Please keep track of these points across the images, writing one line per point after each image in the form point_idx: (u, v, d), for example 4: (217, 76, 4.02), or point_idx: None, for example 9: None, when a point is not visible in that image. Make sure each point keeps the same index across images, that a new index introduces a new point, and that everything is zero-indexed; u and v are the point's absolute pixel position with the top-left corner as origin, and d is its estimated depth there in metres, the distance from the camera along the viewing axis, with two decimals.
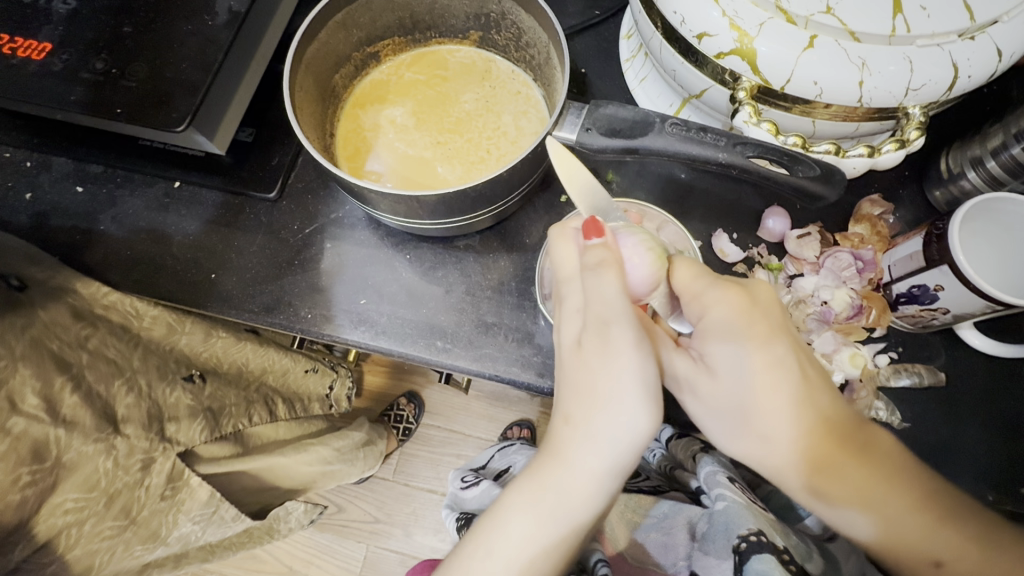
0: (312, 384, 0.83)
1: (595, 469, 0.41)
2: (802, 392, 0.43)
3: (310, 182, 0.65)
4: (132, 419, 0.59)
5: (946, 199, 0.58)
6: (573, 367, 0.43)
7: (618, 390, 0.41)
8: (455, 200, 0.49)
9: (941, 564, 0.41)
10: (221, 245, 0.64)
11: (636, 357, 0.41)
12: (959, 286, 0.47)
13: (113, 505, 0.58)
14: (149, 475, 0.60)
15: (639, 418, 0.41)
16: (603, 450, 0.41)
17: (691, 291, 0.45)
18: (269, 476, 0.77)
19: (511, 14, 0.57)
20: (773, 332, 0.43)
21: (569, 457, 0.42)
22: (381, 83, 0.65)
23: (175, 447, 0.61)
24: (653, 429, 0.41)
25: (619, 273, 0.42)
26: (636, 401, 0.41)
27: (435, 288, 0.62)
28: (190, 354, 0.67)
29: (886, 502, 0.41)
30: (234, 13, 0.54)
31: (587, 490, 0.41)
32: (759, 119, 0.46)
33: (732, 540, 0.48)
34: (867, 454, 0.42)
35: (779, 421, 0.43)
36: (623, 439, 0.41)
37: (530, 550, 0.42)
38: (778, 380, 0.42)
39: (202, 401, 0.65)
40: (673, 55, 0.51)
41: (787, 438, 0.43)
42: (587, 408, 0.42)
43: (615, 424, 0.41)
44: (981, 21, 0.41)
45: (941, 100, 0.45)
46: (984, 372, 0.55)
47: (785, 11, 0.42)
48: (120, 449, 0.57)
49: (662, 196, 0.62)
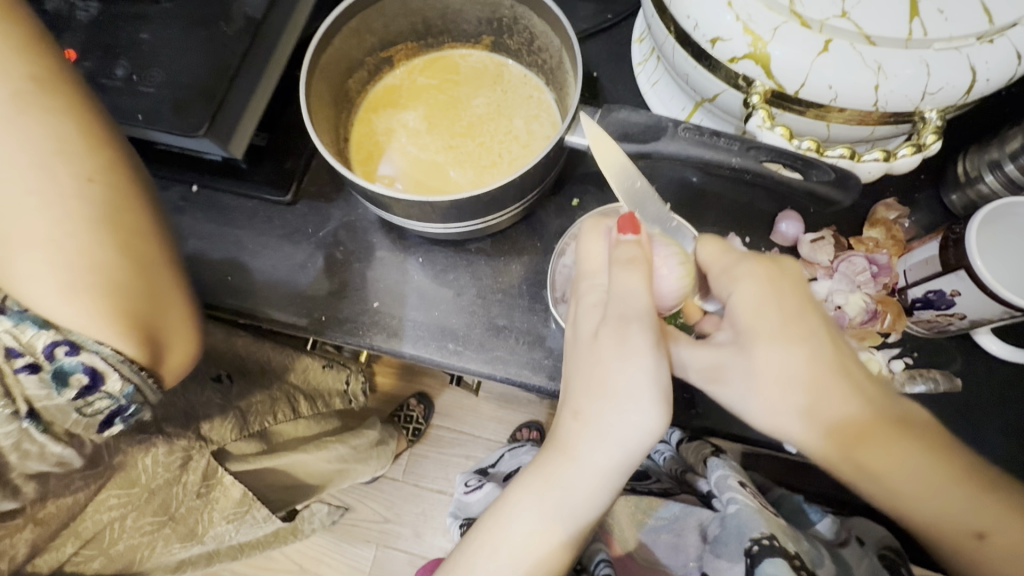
0: (330, 379, 0.82)
1: (601, 466, 0.42)
2: (838, 362, 0.42)
3: (324, 186, 0.66)
4: (173, 418, 0.59)
5: (963, 202, 0.57)
6: (585, 363, 0.44)
7: (631, 387, 0.41)
8: (467, 205, 0.49)
9: (984, 536, 0.40)
10: (237, 248, 0.65)
11: (652, 357, 0.41)
12: (976, 291, 0.47)
13: (153, 500, 0.63)
14: (185, 471, 0.63)
15: (648, 418, 0.41)
16: (611, 448, 0.42)
17: (722, 265, 0.46)
18: (293, 474, 0.80)
19: (523, 19, 0.57)
20: (808, 304, 0.43)
21: (577, 453, 0.43)
22: (394, 88, 0.65)
23: (209, 445, 0.64)
24: (660, 429, 0.42)
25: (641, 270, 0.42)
26: (648, 401, 0.41)
27: (446, 291, 0.62)
28: (217, 353, 0.66)
29: (928, 478, 0.41)
30: (250, 21, 0.56)
31: (592, 486, 0.42)
32: (773, 123, 0.45)
33: (745, 543, 0.48)
34: (906, 427, 0.42)
35: (825, 392, 0.42)
36: (630, 438, 0.41)
37: (537, 543, 0.43)
38: (815, 352, 0.42)
39: (230, 401, 0.66)
40: (686, 59, 0.51)
41: (838, 411, 0.42)
42: (596, 404, 0.42)
43: (624, 422, 0.41)
44: (999, 24, 0.40)
45: (959, 104, 0.45)
46: (1002, 379, 0.54)
47: (799, 15, 0.42)
48: (162, 448, 0.59)
49: (674, 199, 0.62)
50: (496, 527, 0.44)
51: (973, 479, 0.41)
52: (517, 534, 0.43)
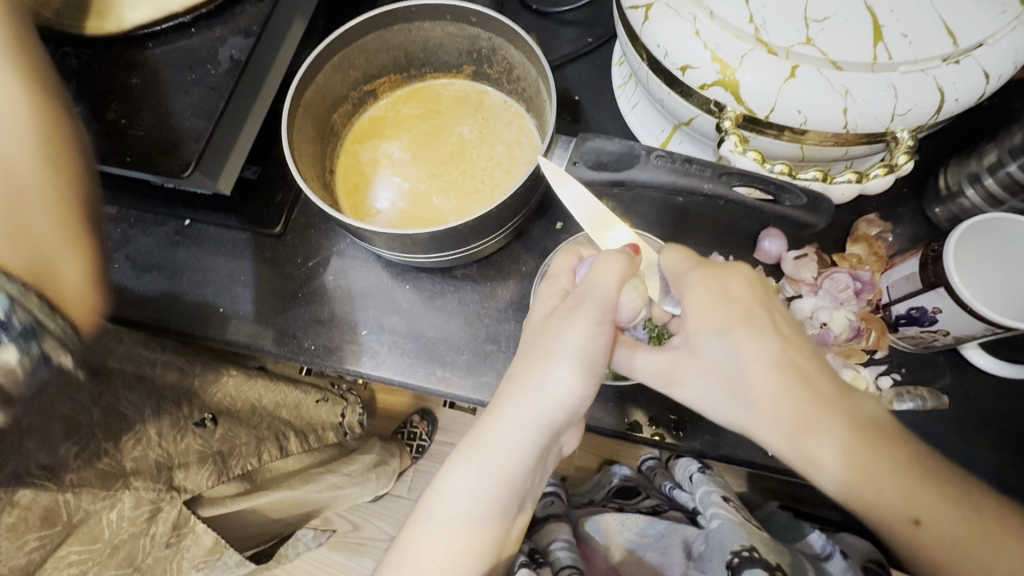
0: (324, 413, 0.84)
1: (527, 421, 0.44)
2: (787, 364, 0.43)
3: (313, 216, 0.67)
4: (141, 472, 0.60)
5: (946, 216, 0.57)
6: (534, 334, 0.46)
7: (563, 349, 0.43)
8: (447, 236, 0.50)
9: (921, 522, 0.41)
10: (229, 280, 0.66)
11: (588, 328, 0.43)
12: (958, 309, 0.47)
13: (117, 555, 0.58)
14: (154, 524, 0.60)
15: (570, 377, 0.43)
16: (537, 402, 0.43)
17: (676, 270, 0.46)
18: (274, 509, 0.77)
19: (500, 50, 0.58)
20: (752, 302, 0.44)
21: (502, 411, 0.44)
22: (378, 119, 0.67)
23: (183, 494, 0.62)
24: (581, 389, 0.43)
25: (624, 263, 0.42)
26: (574, 361, 0.43)
27: (435, 316, 0.63)
28: (205, 397, 0.68)
29: (882, 475, 0.41)
30: (235, 61, 0.57)
31: (519, 440, 0.44)
32: (745, 148, 0.45)
33: (726, 556, 0.46)
34: (858, 419, 0.42)
35: (767, 389, 0.43)
36: (553, 395, 0.43)
37: (472, 495, 0.44)
38: (759, 352, 0.43)
39: (211, 445, 0.66)
40: (660, 85, 0.52)
41: (783, 406, 0.42)
42: (530, 363, 0.44)
43: (547, 381, 0.43)
44: (964, 45, 0.41)
45: (930, 124, 0.45)
46: (992, 391, 0.54)
47: (765, 42, 0.42)
48: (126, 503, 0.58)
49: (659, 220, 0.63)
50: (432, 489, 0.45)
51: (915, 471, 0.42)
52: (450, 491, 0.44)
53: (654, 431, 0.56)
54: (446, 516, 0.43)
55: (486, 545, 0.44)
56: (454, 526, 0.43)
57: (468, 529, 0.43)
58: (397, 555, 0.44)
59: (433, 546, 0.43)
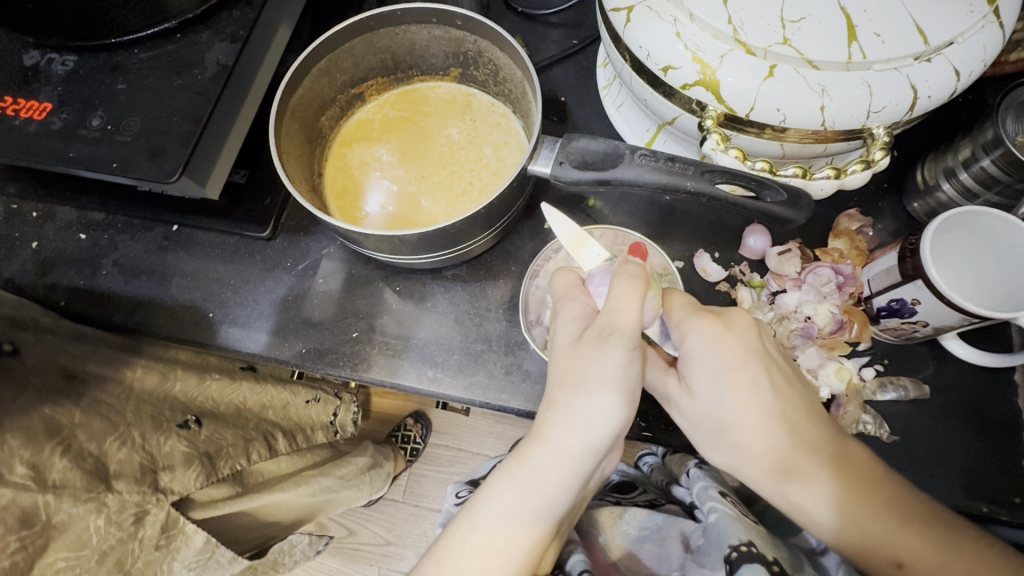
0: (315, 413, 0.84)
1: (571, 450, 0.43)
2: (774, 411, 0.44)
3: (302, 220, 0.68)
4: (124, 474, 0.59)
5: (925, 210, 0.59)
6: (565, 361, 0.45)
7: (602, 380, 0.43)
8: (436, 237, 0.50)
9: (903, 565, 0.42)
10: (219, 284, 0.66)
11: (624, 359, 0.42)
12: (935, 300, 0.48)
13: (106, 561, 0.57)
14: (141, 527, 0.59)
15: (615, 406, 0.43)
16: (580, 431, 0.43)
17: (674, 317, 0.46)
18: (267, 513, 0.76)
19: (486, 52, 0.59)
20: (747, 348, 0.45)
21: (547, 436, 0.44)
22: (367, 122, 0.67)
23: (170, 497, 0.61)
24: (626, 417, 0.43)
25: (638, 288, 0.43)
26: (616, 392, 0.43)
27: (426, 317, 0.63)
28: (185, 401, 0.67)
29: (865, 522, 0.43)
30: (222, 66, 0.58)
31: (564, 469, 0.44)
32: (727, 146, 0.47)
33: (725, 550, 0.47)
34: (839, 464, 0.44)
35: (757, 435, 0.44)
36: (596, 423, 0.43)
37: (516, 522, 0.43)
38: (750, 398, 0.44)
39: (197, 447, 0.65)
40: (643, 85, 0.52)
41: (770, 452, 0.44)
42: (570, 392, 0.44)
43: (592, 409, 0.43)
44: (934, 44, 0.42)
45: (904, 121, 0.46)
46: (971, 380, 0.55)
47: (744, 42, 0.43)
48: (112, 507, 0.57)
49: (645, 219, 0.64)
50: (471, 510, 0.45)
51: (897, 514, 0.43)
52: (492, 512, 0.44)
53: (644, 426, 0.57)
54: (490, 542, 0.43)
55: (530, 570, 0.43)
56: (497, 551, 0.43)
57: (510, 556, 0.43)
58: (433, 561, 0.45)
59: (476, 569, 0.42)
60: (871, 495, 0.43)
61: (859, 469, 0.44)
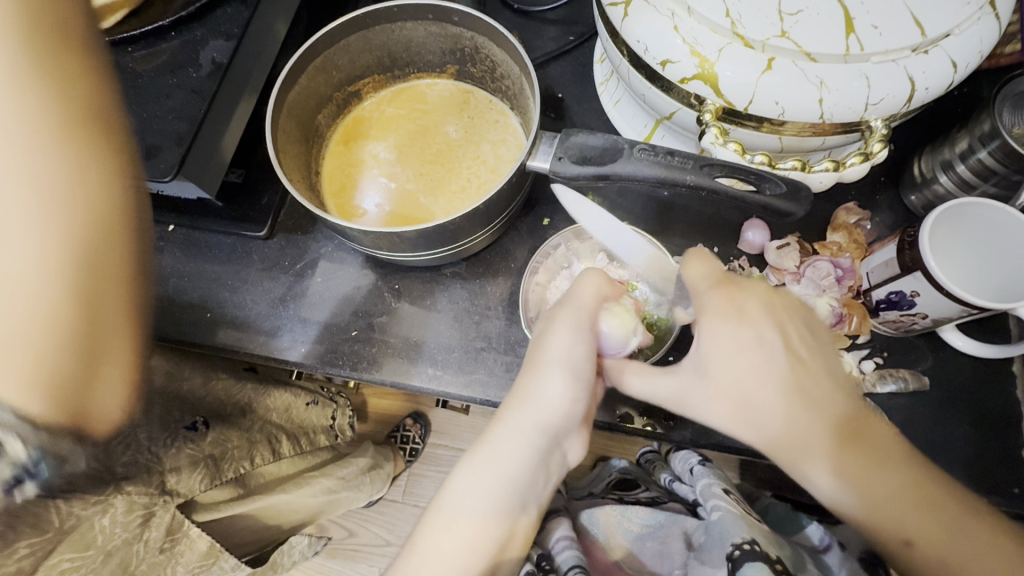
0: (315, 416, 0.84)
1: (524, 427, 0.47)
2: (799, 384, 0.44)
3: (300, 219, 0.68)
4: (133, 476, 0.57)
5: (922, 203, 0.59)
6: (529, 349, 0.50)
7: (550, 359, 0.47)
8: (435, 234, 0.50)
9: (913, 543, 0.41)
10: (217, 285, 0.66)
11: (571, 336, 0.47)
12: (934, 292, 0.48)
13: (111, 560, 0.58)
14: (147, 529, 0.59)
15: (560, 383, 0.46)
16: (532, 409, 0.47)
17: (696, 287, 0.47)
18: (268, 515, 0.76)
19: (483, 48, 0.59)
20: (769, 320, 0.45)
21: (506, 416, 0.48)
22: (363, 120, 0.67)
23: (176, 499, 0.61)
24: (572, 394, 0.46)
25: (602, 283, 0.48)
26: (561, 370, 0.46)
27: (426, 315, 0.63)
28: (195, 399, 0.67)
29: (886, 496, 0.42)
30: (217, 64, 0.57)
31: (519, 446, 0.47)
32: (725, 140, 0.47)
33: (728, 548, 0.45)
34: (862, 440, 0.43)
35: (778, 404, 0.43)
36: (545, 399, 0.47)
37: (478, 496, 0.46)
38: (771, 367, 0.44)
39: (202, 450, 0.65)
40: (641, 80, 0.52)
41: (791, 424, 0.43)
42: (525, 374, 0.48)
43: (540, 386, 0.47)
44: (932, 35, 0.42)
45: (902, 113, 0.46)
46: (970, 371, 0.56)
47: (741, 36, 0.43)
48: (119, 508, 0.56)
49: (644, 214, 0.64)
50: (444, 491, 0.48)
51: (913, 491, 0.42)
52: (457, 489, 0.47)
53: (645, 421, 0.57)
54: (454, 515, 0.46)
55: (491, 547, 0.45)
56: (461, 526, 0.45)
57: (473, 530, 0.45)
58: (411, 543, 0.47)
59: (441, 543, 0.45)
60: (892, 475, 0.42)
61: (883, 443, 0.44)
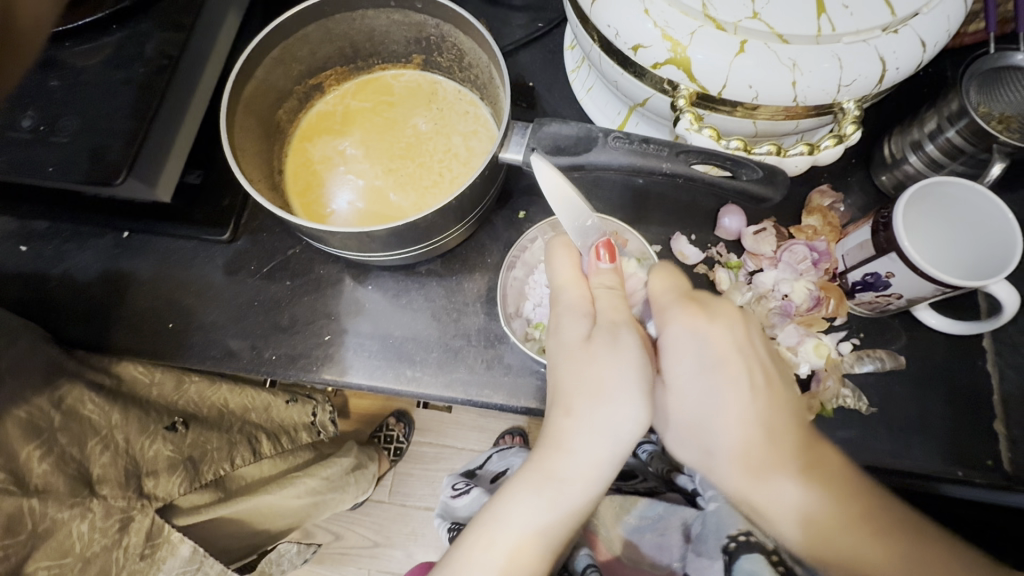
0: (296, 413, 0.79)
1: (600, 458, 0.42)
2: (757, 409, 0.44)
3: (264, 220, 0.65)
4: (108, 479, 0.56)
5: (893, 183, 0.59)
6: (575, 361, 0.44)
7: (623, 385, 0.42)
8: (406, 232, 0.48)
9: None
10: (179, 292, 0.63)
11: (639, 353, 0.43)
12: (909, 272, 0.48)
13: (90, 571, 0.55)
14: (126, 534, 0.56)
15: (639, 410, 0.42)
16: (608, 440, 0.42)
17: (659, 303, 0.46)
18: (252, 519, 0.74)
19: (450, 36, 0.57)
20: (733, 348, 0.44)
21: (572, 447, 0.42)
22: (327, 114, 0.64)
23: (155, 503, 0.58)
24: (650, 421, 0.43)
25: (575, 256, 0.47)
26: (638, 395, 0.42)
27: (402, 315, 0.61)
28: (167, 404, 0.63)
29: (847, 529, 0.40)
30: (166, 57, 0.54)
31: (591, 478, 0.42)
32: (700, 125, 0.46)
33: (722, 540, 0.47)
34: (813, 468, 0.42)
35: (735, 432, 0.43)
36: (624, 430, 0.42)
37: (535, 527, 0.42)
38: (731, 396, 0.43)
39: (182, 451, 0.62)
40: (613, 66, 0.51)
41: (747, 450, 0.43)
42: (592, 402, 0.42)
43: (617, 414, 0.42)
44: (901, 15, 0.42)
45: (874, 93, 0.46)
46: (943, 348, 0.57)
47: (713, 18, 0.42)
48: (96, 513, 0.54)
49: (620, 204, 0.63)
50: (489, 523, 0.43)
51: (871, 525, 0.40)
52: (517, 525, 0.42)
53: None
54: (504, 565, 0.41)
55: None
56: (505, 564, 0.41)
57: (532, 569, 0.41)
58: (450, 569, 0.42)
59: None
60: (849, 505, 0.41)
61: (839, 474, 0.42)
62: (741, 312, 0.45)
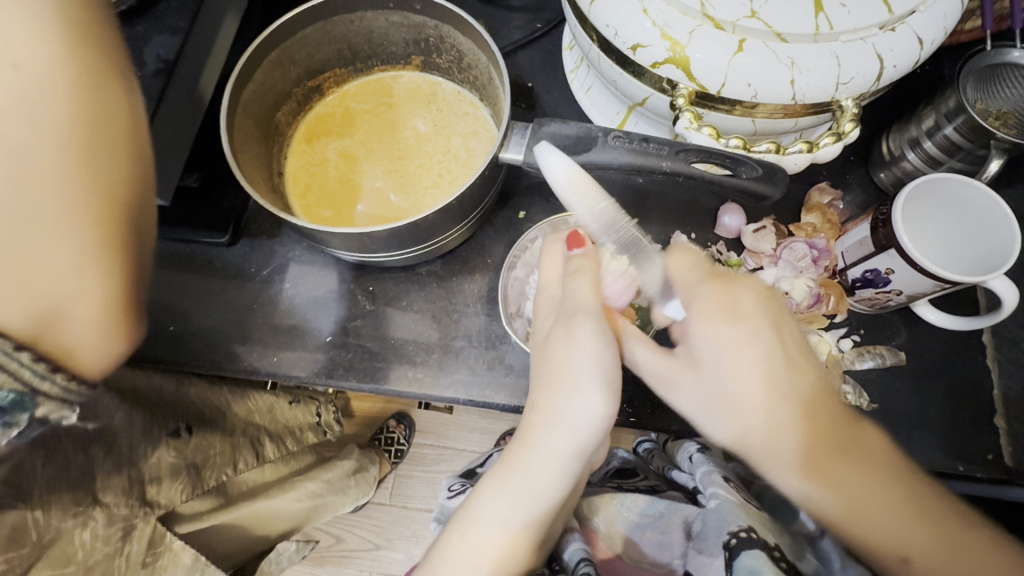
0: (301, 415, 0.78)
1: (559, 452, 0.42)
2: (788, 386, 0.44)
3: (264, 223, 0.65)
4: (110, 485, 0.55)
5: (891, 180, 0.60)
6: (541, 355, 0.45)
7: (580, 376, 0.42)
8: (406, 233, 0.48)
9: (909, 560, 0.42)
10: (178, 295, 0.63)
11: (597, 343, 0.43)
12: (908, 269, 0.49)
13: None
14: (128, 542, 0.57)
15: (595, 402, 0.42)
16: (565, 432, 0.42)
17: (684, 283, 0.46)
18: (255, 521, 0.75)
19: (449, 37, 0.57)
20: (760, 327, 0.44)
21: (533, 439, 0.43)
22: (327, 116, 0.64)
23: (156, 510, 0.58)
24: (609, 413, 0.42)
25: (554, 253, 0.48)
26: (596, 386, 0.42)
27: (403, 316, 0.61)
28: (170, 407, 0.61)
29: (879, 508, 0.42)
30: (164, 61, 0.54)
31: (552, 471, 0.42)
32: (700, 124, 0.46)
33: (724, 537, 0.45)
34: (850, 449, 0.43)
35: (764, 410, 0.44)
36: (579, 421, 0.42)
37: (504, 523, 0.42)
38: (761, 373, 0.44)
39: (185, 456, 0.61)
40: (612, 66, 0.51)
41: (778, 429, 0.43)
42: (550, 392, 0.43)
43: (572, 406, 0.42)
44: (898, 13, 0.42)
45: (872, 91, 0.46)
46: (943, 343, 0.57)
47: (711, 17, 0.43)
48: (99, 520, 0.54)
49: (619, 203, 0.63)
50: (462, 516, 0.44)
51: (907, 507, 0.42)
52: (484, 518, 0.43)
53: (631, 415, 0.58)
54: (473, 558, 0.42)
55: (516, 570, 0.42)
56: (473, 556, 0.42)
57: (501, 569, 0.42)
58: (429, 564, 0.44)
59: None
60: (886, 490, 0.42)
61: (877, 457, 0.44)
62: (767, 293, 0.46)
